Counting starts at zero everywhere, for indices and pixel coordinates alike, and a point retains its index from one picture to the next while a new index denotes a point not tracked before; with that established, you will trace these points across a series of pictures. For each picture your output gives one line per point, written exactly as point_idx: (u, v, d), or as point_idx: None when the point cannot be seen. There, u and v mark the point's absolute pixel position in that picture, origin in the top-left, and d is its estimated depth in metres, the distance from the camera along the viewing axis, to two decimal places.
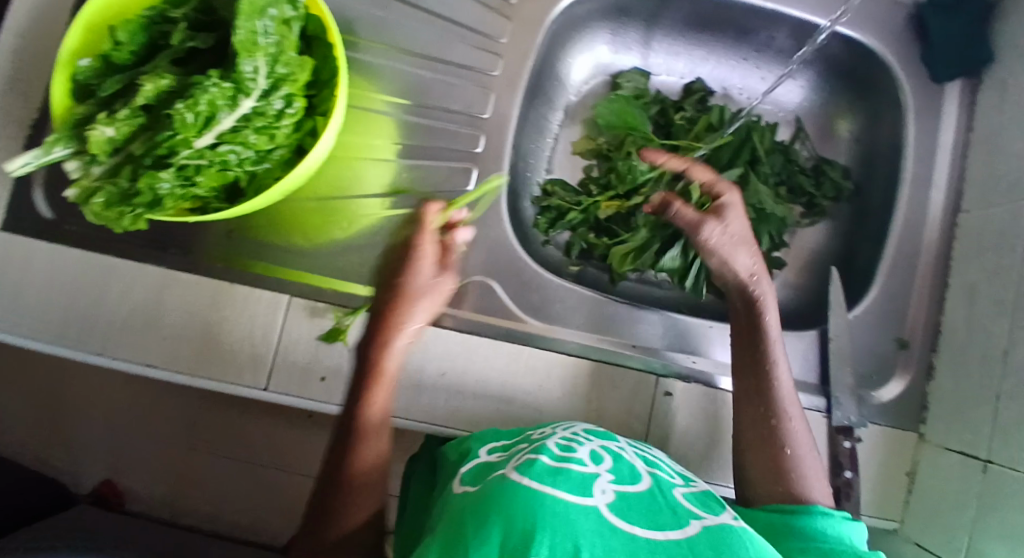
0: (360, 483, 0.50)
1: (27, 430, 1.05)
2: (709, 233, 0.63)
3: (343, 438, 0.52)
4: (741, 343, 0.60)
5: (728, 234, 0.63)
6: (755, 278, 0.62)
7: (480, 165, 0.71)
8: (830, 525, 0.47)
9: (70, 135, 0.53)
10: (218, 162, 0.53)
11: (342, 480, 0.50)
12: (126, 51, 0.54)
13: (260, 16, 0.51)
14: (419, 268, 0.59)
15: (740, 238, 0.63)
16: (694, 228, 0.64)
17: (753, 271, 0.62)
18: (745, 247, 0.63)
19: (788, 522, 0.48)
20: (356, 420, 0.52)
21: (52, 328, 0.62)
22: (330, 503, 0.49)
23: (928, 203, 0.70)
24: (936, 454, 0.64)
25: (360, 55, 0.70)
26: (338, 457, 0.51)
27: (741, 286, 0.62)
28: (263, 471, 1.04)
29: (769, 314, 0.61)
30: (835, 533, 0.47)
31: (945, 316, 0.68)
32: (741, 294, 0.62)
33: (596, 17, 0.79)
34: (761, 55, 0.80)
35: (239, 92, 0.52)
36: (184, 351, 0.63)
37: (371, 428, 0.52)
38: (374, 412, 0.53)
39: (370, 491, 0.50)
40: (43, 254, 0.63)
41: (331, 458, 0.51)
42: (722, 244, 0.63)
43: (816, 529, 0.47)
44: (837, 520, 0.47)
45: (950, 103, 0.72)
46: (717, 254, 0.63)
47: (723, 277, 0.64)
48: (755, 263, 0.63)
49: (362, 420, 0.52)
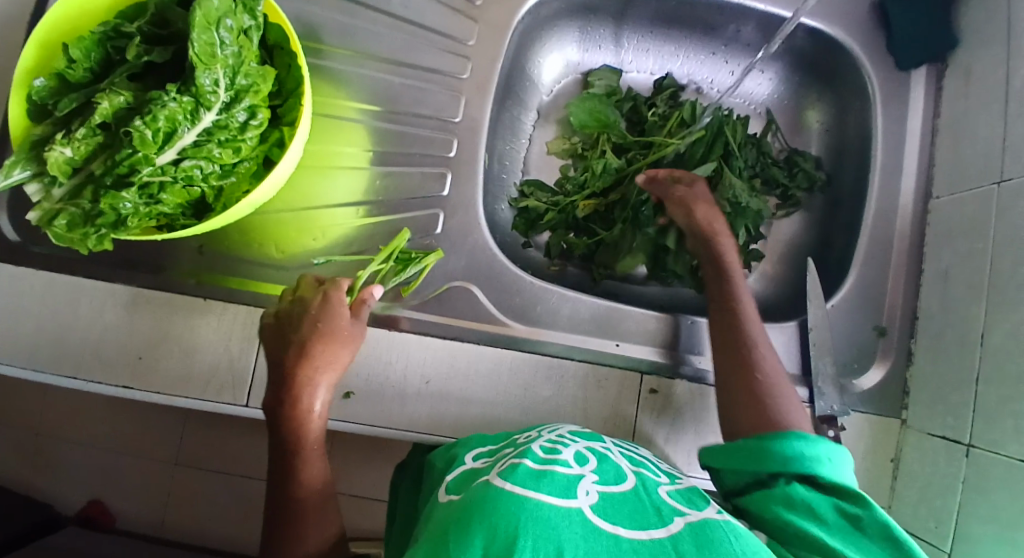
0: (310, 511, 0.52)
1: (12, 453, 1.04)
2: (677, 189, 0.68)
3: (282, 473, 0.53)
4: (712, 289, 0.64)
5: (693, 191, 0.68)
6: (718, 235, 0.66)
7: (454, 169, 0.70)
8: (806, 447, 0.46)
9: (29, 157, 0.52)
10: (182, 178, 0.52)
11: (290, 510, 0.52)
12: (81, 68, 0.53)
13: (216, 28, 0.50)
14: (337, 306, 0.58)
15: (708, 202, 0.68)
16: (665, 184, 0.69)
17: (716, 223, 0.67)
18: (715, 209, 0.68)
19: (768, 450, 0.47)
20: (290, 457, 0.54)
21: (24, 354, 0.61)
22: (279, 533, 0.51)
23: (900, 190, 0.70)
24: (920, 439, 0.64)
25: (326, 63, 0.69)
26: (280, 492, 0.53)
27: (706, 236, 0.66)
28: (253, 484, 1.03)
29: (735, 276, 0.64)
30: (814, 454, 0.46)
31: (921, 302, 0.68)
32: (709, 256, 0.65)
33: (565, 15, 0.78)
34: (730, 49, 0.80)
35: (199, 106, 0.50)
36: (160, 370, 0.62)
37: (306, 464, 0.54)
38: (306, 452, 0.54)
39: (327, 514, 0.52)
40: (10, 280, 0.62)
41: (273, 492, 0.53)
42: (686, 197, 0.68)
43: (794, 455, 0.46)
44: (814, 443, 0.46)
45: (917, 90, 0.71)
46: (683, 204, 0.67)
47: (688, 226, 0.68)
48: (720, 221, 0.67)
49: (297, 458, 0.54)
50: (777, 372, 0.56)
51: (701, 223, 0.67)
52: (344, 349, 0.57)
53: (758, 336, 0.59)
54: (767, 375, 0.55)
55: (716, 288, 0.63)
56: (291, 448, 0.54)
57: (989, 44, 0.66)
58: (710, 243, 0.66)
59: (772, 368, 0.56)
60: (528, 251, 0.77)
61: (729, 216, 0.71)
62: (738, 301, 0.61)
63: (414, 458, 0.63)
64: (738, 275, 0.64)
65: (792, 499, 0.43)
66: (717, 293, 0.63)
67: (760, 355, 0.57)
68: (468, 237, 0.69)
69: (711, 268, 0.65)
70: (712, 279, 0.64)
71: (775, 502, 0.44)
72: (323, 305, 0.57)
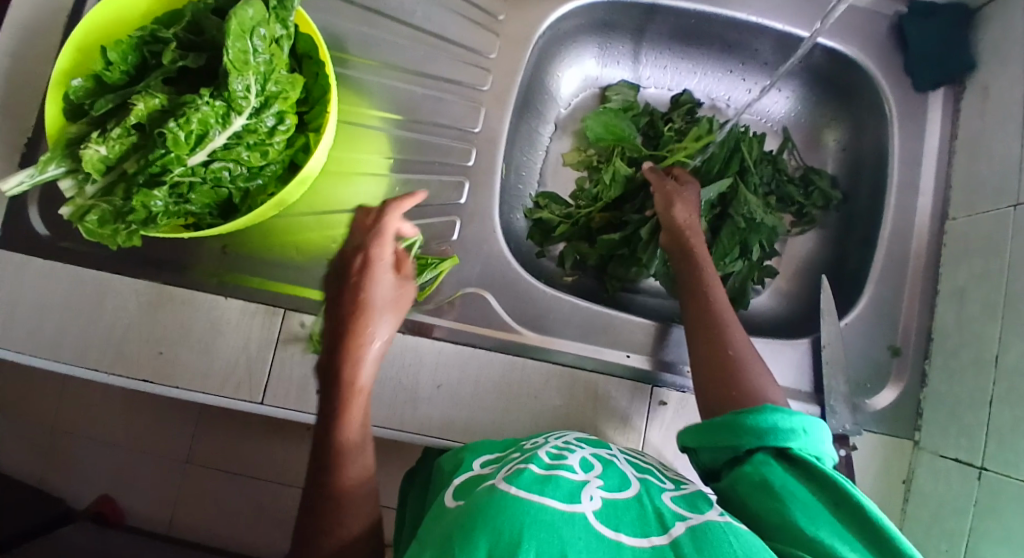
0: (349, 494, 0.49)
1: (29, 446, 1.06)
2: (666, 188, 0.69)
3: (322, 457, 0.50)
4: (681, 278, 0.63)
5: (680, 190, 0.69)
6: (689, 227, 0.66)
7: (472, 178, 0.71)
8: (780, 421, 0.46)
9: (63, 154, 0.54)
10: (211, 179, 0.54)
11: (331, 492, 0.48)
12: (118, 71, 0.55)
13: (250, 36, 0.51)
14: (378, 279, 0.59)
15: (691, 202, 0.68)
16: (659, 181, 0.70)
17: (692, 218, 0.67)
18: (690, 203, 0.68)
19: (745, 425, 0.47)
20: (332, 437, 0.51)
21: (50, 346, 0.63)
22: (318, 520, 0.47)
23: (916, 210, 0.71)
24: (933, 461, 0.63)
25: (351, 72, 0.71)
26: (320, 478, 0.49)
27: (679, 231, 0.66)
28: (263, 484, 1.04)
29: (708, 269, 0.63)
30: (789, 427, 0.46)
31: (936, 323, 0.67)
32: (678, 246, 0.65)
33: (584, 31, 0.79)
34: (748, 67, 0.81)
35: (231, 110, 0.52)
36: (180, 366, 0.63)
37: (349, 444, 0.51)
38: (351, 432, 0.51)
39: (365, 496, 0.49)
40: (39, 274, 0.64)
41: (313, 478, 0.50)
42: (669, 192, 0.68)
43: (770, 427, 0.46)
44: (791, 417, 0.46)
45: (934, 111, 0.72)
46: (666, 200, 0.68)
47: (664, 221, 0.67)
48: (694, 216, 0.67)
49: (341, 438, 0.51)
50: (757, 367, 0.54)
51: (676, 220, 0.66)
52: (385, 325, 0.58)
53: (737, 331, 0.58)
54: (745, 368, 0.54)
55: (689, 283, 0.62)
56: (335, 427, 0.51)
57: (1007, 66, 0.66)
58: (683, 239, 0.65)
59: (750, 361, 0.55)
60: (543, 261, 0.78)
61: (742, 231, 0.71)
62: (710, 293, 0.60)
63: (424, 461, 0.64)
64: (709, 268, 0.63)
65: (771, 483, 0.43)
66: (689, 287, 0.62)
67: (734, 352, 0.55)
68: (483, 245, 0.70)
69: (684, 263, 0.64)
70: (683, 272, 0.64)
71: (752, 484, 0.44)
72: (365, 280, 0.59)
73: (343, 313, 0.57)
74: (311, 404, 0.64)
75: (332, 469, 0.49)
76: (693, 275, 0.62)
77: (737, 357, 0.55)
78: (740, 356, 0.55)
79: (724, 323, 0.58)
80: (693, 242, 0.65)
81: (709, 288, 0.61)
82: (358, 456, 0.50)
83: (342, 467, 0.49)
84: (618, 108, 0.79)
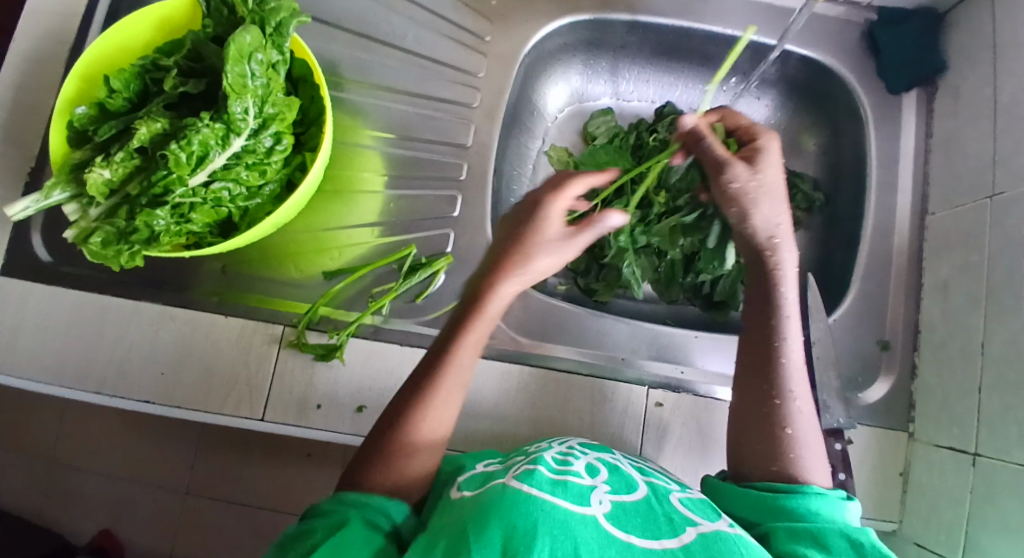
0: (426, 433, 0.52)
1: (28, 478, 1.06)
2: (735, 175, 0.63)
3: (413, 391, 0.54)
4: (751, 291, 0.61)
5: (757, 180, 0.63)
6: (774, 241, 0.61)
7: (465, 192, 0.73)
8: (822, 504, 0.48)
9: (68, 179, 0.56)
10: (211, 199, 0.56)
11: (410, 422, 0.52)
12: (120, 98, 0.57)
13: (247, 61, 0.53)
14: (546, 224, 0.61)
15: (770, 190, 0.63)
16: (721, 167, 0.65)
17: (779, 226, 0.62)
18: (770, 199, 0.62)
19: (779, 504, 0.48)
20: (427, 377, 0.54)
21: (52, 370, 0.64)
22: (394, 439, 0.51)
23: (895, 207, 0.73)
24: (927, 451, 0.64)
25: (345, 95, 0.73)
26: (405, 408, 0.53)
27: (762, 251, 0.61)
28: (263, 511, 1.04)
29: (788, 290, 0.59)
30: (827, 512, 0.47)
31: (922, 316, 0.69)
32: (758, 260, 0.61)
33: (568, 50, 0.82)
34: (726, 78, 0.83)
35: (230, 132, 0.54)
36: (181, 386, 0.64)
37: (441, 392, 0.53)
38: (451, 381, 0.54)
39: (437, 444, 0.53)
40: (43, 299, 0.65)
41: (397, 405, 0.53)
42: (745, 189, 0.63)
43: (808, 511, 0.47)
44: (828, 501, 0.48)
45: (908, 112, 0.75)
46: (739, 199, 0.63)
47: (744, 234, 0.63)
48: (782, 222, 0.62)
49: (436, 383, 0.54)
50: (812, 452, 0.52)
51: (758, 234, 0.62)
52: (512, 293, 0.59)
53: (799, 399, 0.54)
54: (799, 449, 0.52)
55: (758, 333, 0.58)
56: (431, 372, 0.54)
57: (977, 66, 0.69)
58: (769, 275, 0.60)
59: (806, 446, 0.52)
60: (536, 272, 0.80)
61: None
62: (784, 354, 0.56)
63: None
64: (792, 320, 0.58)
65: (794, 530, 0.46)
66: (754, 340, 0.58)
67: (791, 432, 0.53)
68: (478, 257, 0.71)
69: (756, 307, 0.59)
70: (759, 309, 0.59)
71: (785, 537, 0.45)
72: (530, 224, 0.61)
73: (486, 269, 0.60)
74: (312, 418, 0.64)
75: (420, 404, 0.53)
76: (766, 325, 0.58)
77: (793, 437, 0.52)
78: (798, 437, 0.52)
79: (785, 389, 0.54)
80: (781, 280, 0.60)
81: (782, 345, 0.56)
82: (443, 405, 0.53)
83: (428, 407, 0.53)
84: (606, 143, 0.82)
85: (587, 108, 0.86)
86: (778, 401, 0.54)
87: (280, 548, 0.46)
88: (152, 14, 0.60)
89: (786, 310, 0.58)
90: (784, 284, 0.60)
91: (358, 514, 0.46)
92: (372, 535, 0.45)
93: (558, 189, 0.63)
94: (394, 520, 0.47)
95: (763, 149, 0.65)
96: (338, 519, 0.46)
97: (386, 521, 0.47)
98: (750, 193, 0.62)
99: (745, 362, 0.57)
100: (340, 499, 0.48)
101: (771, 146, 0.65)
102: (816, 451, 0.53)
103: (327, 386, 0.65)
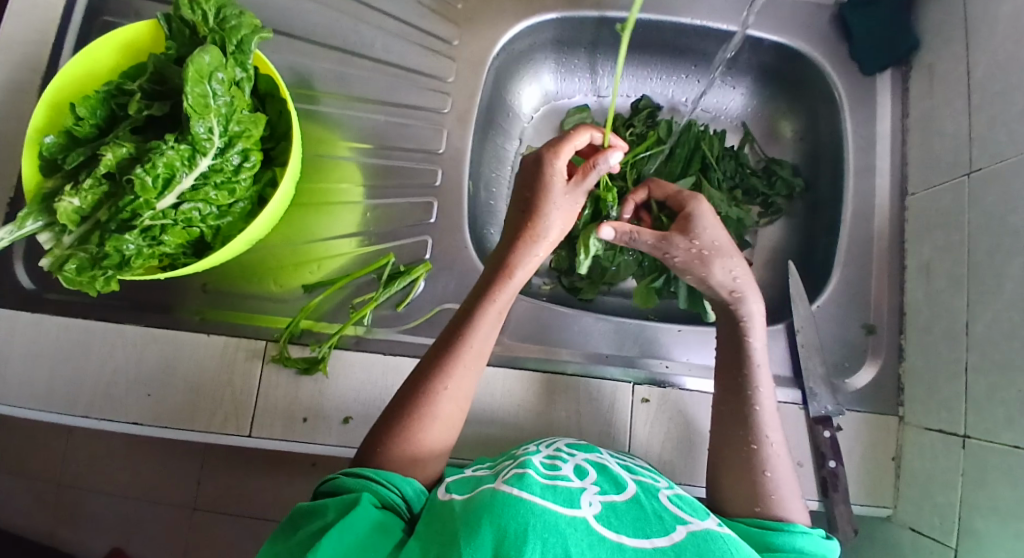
0: (442, 409, 0.53)
1: (33, 502, 1.07)
2: (676, 249, 0.61)
3: (430, 367, 0.54)
4: (721, 344, 0.61)
5: (698, 247, 0.61)
6: (736, 295, 0.60)
7: (441, 198, 0.73)
8: (808, 542, 0.48)
9: (40, 209, 0.57)
10: (182, 220, 0.56)
11: (428, 396, 0.52)
12: (88, 125, 0.58)
13: (209, 80, 0.54)
14: (551, 187, 0.59)
15: (716, 249, 0.61)
16: (660, 249, 0.62)
17: (736, 281, 0.60)
18: (721, 259, 0.60)
19: (770, 542, 0.47)
20: (444, 355, 0.54)
21: (40, 397, 0.64)
22: (411, 412, 0.52)
23: (875, 189, 0.72)
24: (918, 434, 0.64)
25: (319, 107, 0.73)
26: (422, 384, 0.53)
27: (727, 307, 0.60)
28: (267, 524, 1.05)
29: (755, 339, 0.59)
30: (812, 551, 0.47)
31: (907, 298, 0.68)
32: (725, 313, 0.61)
33: (539, 50, 0.82)
34: (700, 68, 0.83)
35: (196, 152, 0.54)
36: (168, 406, 0.65)
37: (458, 370, 0.54)
38: (466, 357, 0.54)
39: (451, 420, 0.53)
40: (27, 327, 0.66)
41: (414, 380, 0.54)
42: (690, 261, 0.61)
43: (797, 550, 0.47)
44: (813, 539, 0.48)
45: (883, 93, 0.74)
46: (691, 270, 0.61)
47: (709, 295, 0.62)
48: (739, 275, 0.60)
49: (452, 361, 0.54)
50: (791, 493, 0.52)
51: (721, 292, 0.60)
52: (527, 271, 0.58)
53: (775, 442, 0.55)
54: (779, 491, 0.52)
55: (731, 382, 0.58)
56: (448, 350, 0.54)
57: (949, 43, 0.68)
58: (737, 329, 0.59)
59: (786, 486, 0.52)
60: None
61: None
62: (756, 402, 0.56)
63: None
64: (764, 368, 0.58)
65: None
66: (728, 386, 0.58)
67: (772, 475, 0.53)
68: (456, 263, 0.71)
69: (725, 354, 0.59)
70: (726, 361, 0.59)
71: None
72: (539, 188, 0.59)
73: (504, 245, 0.59)
74: (298, 432, 0.65)
75: (437, 379, 0.53)
76: (738, 373, 0.58)
77: (772, 480, 0.52)
78: (778, 479, 0.53)
79: (762, 434, 0.55)
80: (749, 334, 0.59)
81: (754, 393, 0.56)
82: (459, 382, 0.54)
83: (446, 384, 0.53)
84: None
85: (563, 105, 0.86)
86: (755, 445, 0.54)
87: (292, 526, 0.46)
88: (116, 39, 0.61)
89: (755, 359, 0.58)
90: (752, 337, 0.59)
91: (372, 492, 0.47)
92: (384, 514, 0.45)
93: (558, 144, 0.60)
94: (405, 498, 0.48)
95: (694, 212, 0.63)
96: (350, 498, 0.46)
97: (399, 501, 0.47)
98: (696, 262, 0.61)
99: (720, 410, 0.57)
100: (352, 473, 0.48)
101: (702, 210, 0.63)
102: (793, 486, 0.53)
103: (311, 400, 0.65)
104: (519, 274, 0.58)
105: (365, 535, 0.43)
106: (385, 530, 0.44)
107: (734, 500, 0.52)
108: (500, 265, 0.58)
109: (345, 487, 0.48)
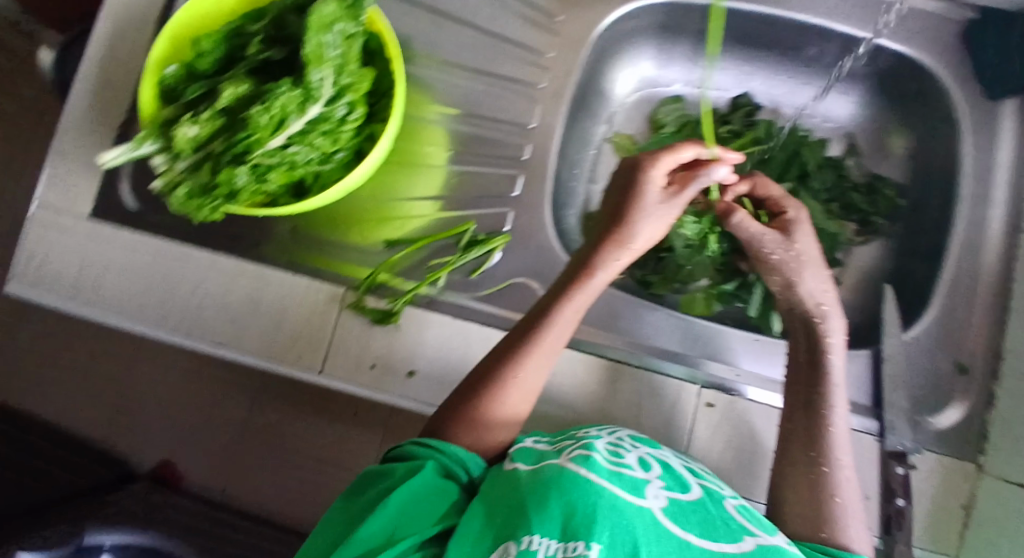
0: (510, 398, 0.53)
1: (98, 409, 1.13)
2: (772, 247, 0.63)
3: (502, 356, 0.54)
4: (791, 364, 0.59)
5: (794, 252, 0.62)
6: (823, 308, 0.59)
7: (528, 172, 0.73)
8: None
9: (157, 133, 0.60)
10: (287, 162, 0.58)
11: (498, 382, 0.53)
12: (208, 59, 0.60)
13: (328, 30, 0.54)
14: (644, 195, 0.59)
15: (810, 259, 0.62)
16: (756, 242, 0.64)
17: (826, 293, 0.60)
18: (814, 268, 0.61)
19: None
20: (517, 344, 0.54)
21: (128, 311, 0.68)
22: (482, 392, 0.52)
23: (987, 222, 0.68)
24: (997, 486, 0.59)
25: (415, 69, 0.74)
26: (493, 369, 0.53)
27: (809, 318, 0.60)
28: (308, 466, 1.08)
29: (835, 356, 0.57)
30: None
31: (1006, 341, 0.65)
32: (805, 324, 0.60)
33: (642, 34, 0.80)
34: (810, 71, 0.79)
35: (308, 99, 0.56)
36: (245, 338, 0.67)
37: (529, 362, 0.54)
38: (539, 351, 0.54)
39: (517, 410, 0.53)
40: (127, 246, 0.69)
41: (485, 366, 0.54)
42: (787, 262, 0.62)
43: None
44: None
45: (1006, 121, 0.69)
46: (781, 271, 0.62)
47: (788, 303, 0.62)
48: (829, 289, 0.61)
49: (523, 352, 0.54)
50: (858, 519, 0.50)
51: (806, 300, 0.60)
52: (608, 275, 0.58)
53: (847, 466, 0.53)
54: (847, 517, 0.50)
55: (801, 399, 0.56)
56: (521, 340, 0.54)
57: None
58: (816, 341, 0.58)
59: (853, 514, 0.51)
60: None
61: None
62: (830, 422, 0.54)
63: None
64: (840, 388, 0.56)
65: None
66: (802, 403, 0.56)
67: (839, 500, 0.51)
68: (534, 238, 0.71)
69: (801, 375, 0.57)
70: (798, 377, 0.58)
71: None
72: (630, 193, 0.59)
73: (589, 247, 0.59)
74: (365, 378, 0.66)
75: (508, 368, 0.53)
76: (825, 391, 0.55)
77: (840, 505, 0.51)
78: (846, 506, 0.51)
79: (834, 456, 0.53)
80: (828, 349, 0.57)
81: (829, 412, 0.54)
82: (530, 374, 0.53)
83: (516, 373, 0.53)
84: (674, 130, 0.81)
85: (657, 94, 0.84)
86: (826, 468, 0.52)
87: (360, 488, 0.47)
88: None
89: (832, 379, 0.56)
90: (832, 353, 0.57)
91: (437, 460, 0.48)
92: (446, 481, 0.46)
93: (661, 153, 0.60)
94: (468, 471, 0.48)
95: (794, 218, 0.65)
96: (417, 463, 0.47)
97: (461, 471, 0.48)
98: (789, 264, 0.62)
99: (789, 428, 0.56)
100: (421, 442, 0.50)
101: (800, 217, 0.65)
102: (862, 516, 0.51)
103: (381, 348, 0.66)
104: (601, 276, 0.57)
105: (426, 495, 0.44)
106: (444, 494, 0.45)
107: (800, 521, 0.51)
108: (582, 264, 0.58)
109: (411, 454, 0.49)
